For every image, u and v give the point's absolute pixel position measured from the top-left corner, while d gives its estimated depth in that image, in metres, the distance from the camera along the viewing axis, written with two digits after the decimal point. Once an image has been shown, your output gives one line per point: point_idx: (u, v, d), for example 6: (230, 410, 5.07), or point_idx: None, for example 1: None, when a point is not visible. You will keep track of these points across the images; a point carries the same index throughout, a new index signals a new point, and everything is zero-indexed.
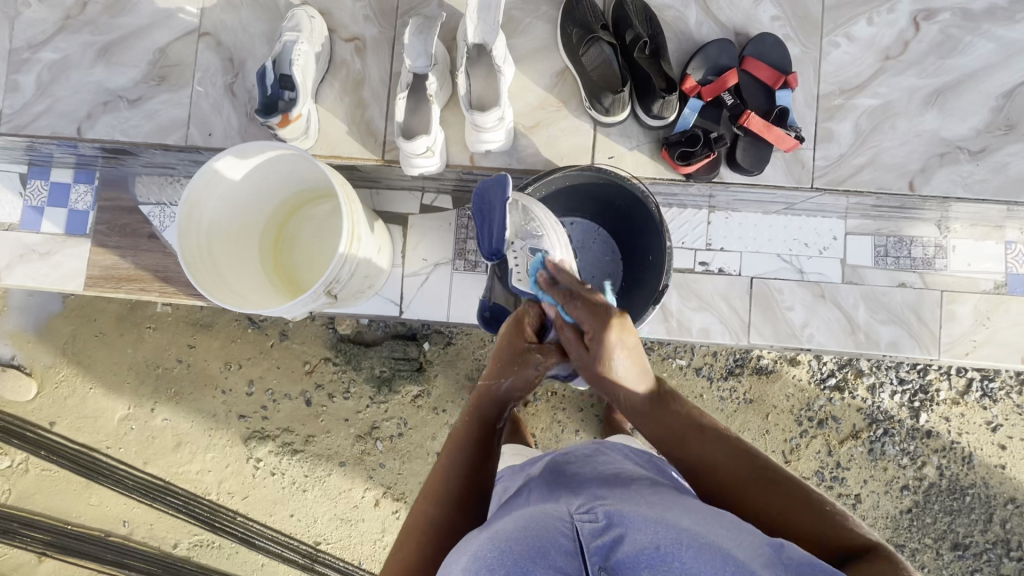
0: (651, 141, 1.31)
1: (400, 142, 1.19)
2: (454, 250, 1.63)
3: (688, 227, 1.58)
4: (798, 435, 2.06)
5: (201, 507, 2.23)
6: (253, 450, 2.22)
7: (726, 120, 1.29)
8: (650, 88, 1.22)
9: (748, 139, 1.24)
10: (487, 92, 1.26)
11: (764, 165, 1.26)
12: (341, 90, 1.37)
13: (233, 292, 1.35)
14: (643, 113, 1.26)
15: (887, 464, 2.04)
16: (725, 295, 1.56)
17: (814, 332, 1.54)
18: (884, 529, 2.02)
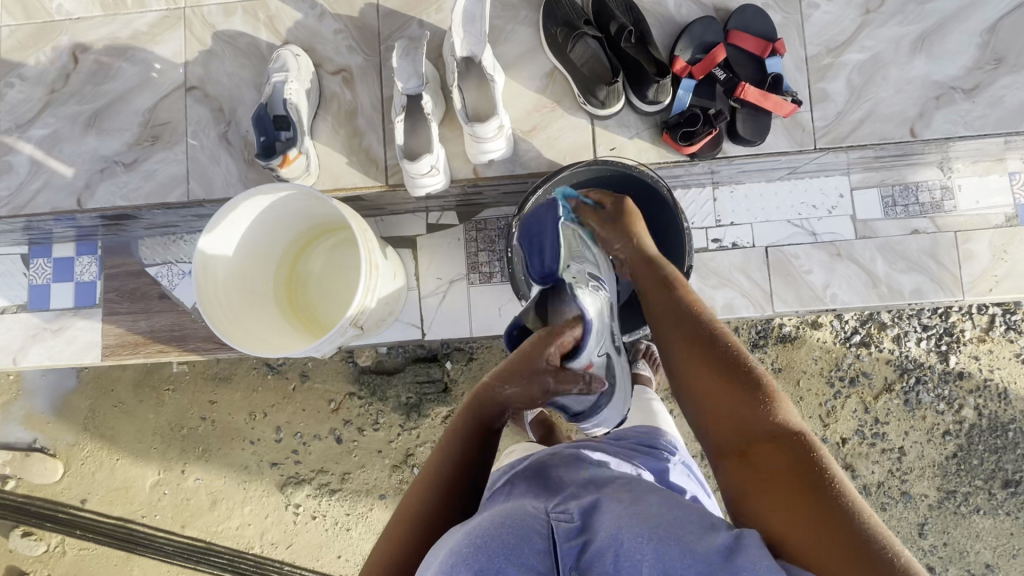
0: (650, 126, 1.31)
1: (406, 164, 1.19)
2: (467, 266, 1.63)
3: (695, 207, 1.58)
4: (832, 397, 2.06)
5: (246, 562, 2.19)
6: (291, 496, 2.20)
7: (720, 96, 1.30)
8: (643, 74, 1.23)
9: (745, 110, 1.25)
10: (482, 103, 1.27)
11: (765, 133, 1.26)
12: (335, 123, 1.37)
13: (259, 343, 1.33)
14: (639, 100, 1.26)
15: (925, 412, 2.04)
16: (743, 268, 1.57)
17: (837, 292, 1.54)
18: (933, 477, 2.01)
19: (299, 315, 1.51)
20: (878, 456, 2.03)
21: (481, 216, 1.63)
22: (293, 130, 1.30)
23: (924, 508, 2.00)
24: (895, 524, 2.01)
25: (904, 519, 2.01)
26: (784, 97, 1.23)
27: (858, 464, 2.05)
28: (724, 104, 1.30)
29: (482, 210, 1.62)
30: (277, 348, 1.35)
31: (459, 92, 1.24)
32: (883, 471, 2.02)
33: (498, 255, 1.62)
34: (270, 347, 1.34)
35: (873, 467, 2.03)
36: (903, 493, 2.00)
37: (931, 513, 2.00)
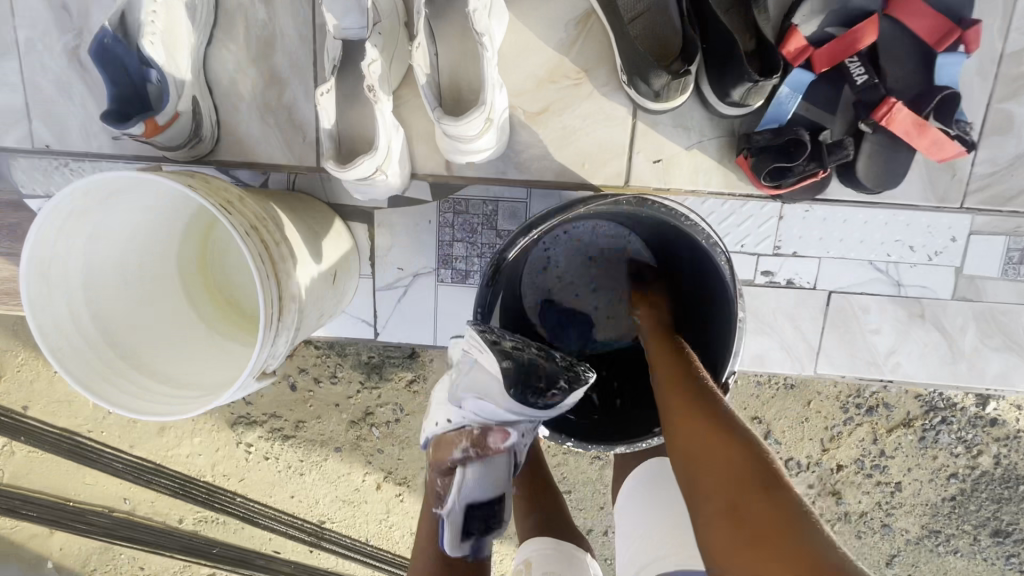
0: (719, 135, 1.06)
1: (330, 170, 0.75)
2: (437, 258, 1.24)
3: (753, 226, 1.15)
4: (841, 423, 1.83)
5: (194, 492, 1.87)
6: (242, 435, 1.86)
7: (849, 106, 1.04)
8: (731, 62, 0.91)
9: (883, 141, 1.01)
10: (463, 68, 0.80)
11: (891, 179, 1.03)
12: (238, 58, 0.97)
13: (162, 376, 0.95)
14: (719, 97, 0.96)
15: (938, 452, 1.82)
16: (791, 315, 1.20)
17: (901, 361, 1.20)
18: (920, 515, 1.87)
19: (234, 318, 1.15)
20: (870, 487, 1.87)
21: (461, 194, 1.18)
22: (161, 73, 0.88)
23: (899, 541, 1.90)
24: (865, 551, 1.92)
25: (876, 547, 1.92)
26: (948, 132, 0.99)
27: (846, 491, 1.90)
28: (850, 119, 1.04)
29: (463, 187, 1.17)
30: (182, 383, 0.96)
31: (432, 49, 0.77)
32: (871, 503, 1.88)
33: (478, 250, 1.22)
34: (179, 384, 0.96)
35: (861, 496, 1.88)
36: (884, 526, 1.89)
37: (905, 547, 1.90)
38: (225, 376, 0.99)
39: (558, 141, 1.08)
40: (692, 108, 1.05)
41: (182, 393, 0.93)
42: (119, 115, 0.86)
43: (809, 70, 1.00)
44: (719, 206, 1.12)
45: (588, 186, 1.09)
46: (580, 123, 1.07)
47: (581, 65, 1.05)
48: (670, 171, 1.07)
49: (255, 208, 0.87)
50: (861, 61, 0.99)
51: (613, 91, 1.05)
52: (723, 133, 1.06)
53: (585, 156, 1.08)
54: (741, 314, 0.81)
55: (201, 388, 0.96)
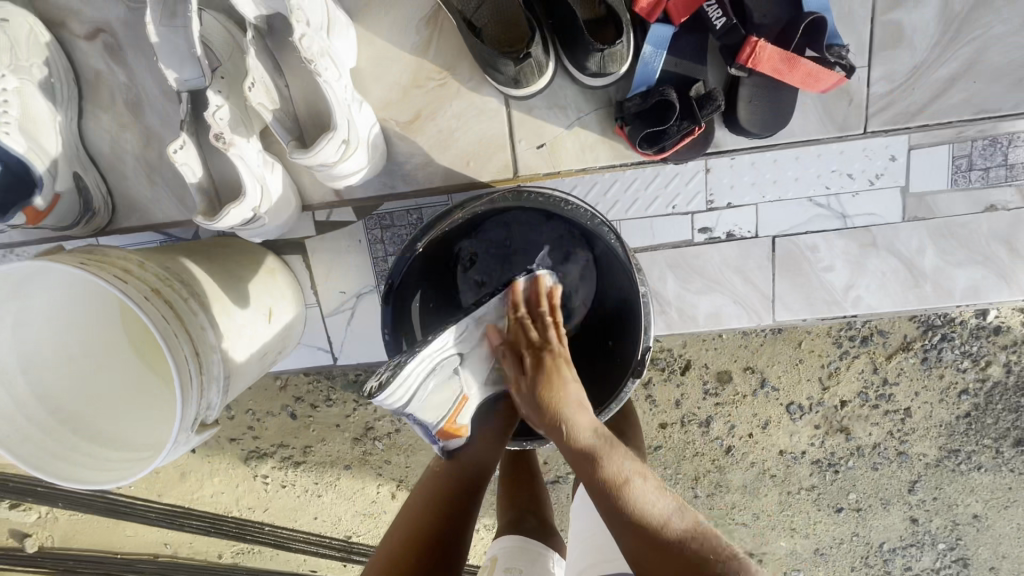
0: (596, 108, 1.04)
1: (200, 224, 0.75)
2: (376, 275, 1.24)
3: (680, 185, 1.11)
4: (837, 357, 1.55)
5: (225, 527, 1.90)
6: (257, 468, 1.85)
7: (716, 53, 1.01)
8: (579, 38, 0.90)
9: (753, 82, 0.97)
10: (317, 96, 0.79)
11: (777, 121, 0.99)
12: (115, 124, 1.00)
13: (114, 441, 0.98)
14: (577, 70, 0.95)
15: (943, 370, 1.53)
16: (740, 268, 1.16)
17: (862, 294, 1.15)
18: (935, 437, 1.59)
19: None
20: (879, 418, 1.60)
21: (383, 208, 1.16)
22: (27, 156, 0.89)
23: (918, 467, 1.63)
24: (883, 483, 1.65)
25: (894, 477, 1.65)
26: (826, 64, 0.93)
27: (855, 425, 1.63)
28: (723, 67, 1.01)
29: (383, 203, 1.14)
30: (135, 444, 0.98)
31: (280, 81, 0.76)
32: (881, 434, 1.61)
33: None
34: (132, 445, 0.98)
35: (871, 429, 1.61)
36: (899, 455, 1.62)
37: (927, 470, 1.63)
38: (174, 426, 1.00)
39: (437, 146, 1.07)
40: (563, 86, 1.03)
41: (134, 455, 0.95)
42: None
43: (668, 22, 0.95)
44: (631, 173, 1.09)
45: (475, 183, 1.08)
46: (456, 124, 1.06)
47: (443, 63, 1.04)
48: (557, 154, 1.06)
49: (157, 271, 0.88)
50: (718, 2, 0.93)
51: (480, 84, 1.04)
52: (600, 104, 1.04)
53: (468, 155, 1.07)
54: (643, 289, 0.82)
55: (151, 445, 0.97)
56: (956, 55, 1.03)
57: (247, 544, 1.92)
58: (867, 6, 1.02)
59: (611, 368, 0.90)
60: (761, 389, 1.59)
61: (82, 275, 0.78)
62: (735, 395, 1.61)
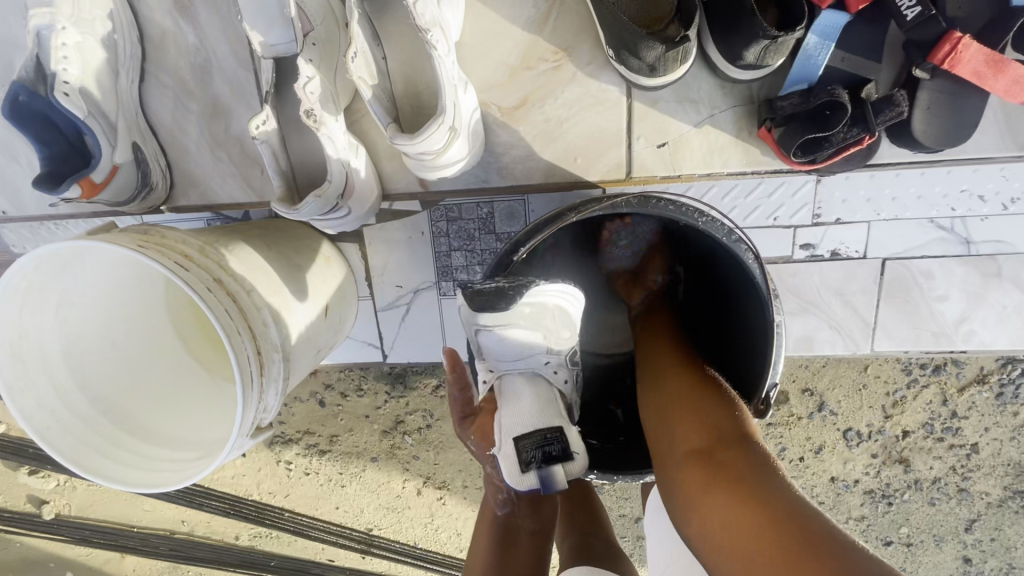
0: (735, 104, 0.94)
1: (278, 213, 0.66)
2: (436, 271, 1.14)
3: (789, 196, 1.00)
4: (905, 385, 1.44)
5: (244, 510, 1.82)
6: (281, 453, 1.77)
7: (895, 49, 0.89)
8: (738, 23, 0.79)
9: (935, 87, 0.85)
10: (419, 72, 0.69)
11: (959, 133, 0.87)
12: (177, 92, 0.91)
13: (158, 437, 0.89)
14: (728, 62, 0.84)
15: (1019, 408, 1.42)
16: (841, 291, 1.05)
17: (975, 329, 1.04)
18: (1002, 477, 1.48)
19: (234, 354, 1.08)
20: (943, 452, 1.48)
21: (451, 200, 1.06)
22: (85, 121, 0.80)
23: (978, 505, 1.51)
24: (938, 519, 1.53)
25: (951, 514, 1.52)
26: None
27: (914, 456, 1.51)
28: (900, 66, 0.89)
29: (451, 196, 1.05)
30: (182, 442, 0.90)
31: (376, 52, 0.65)
32: (943, 468, 1.49)
33: (478, 257, 1.10)
34: (178, 443, 0.90)
35: (933, 462, 1.49)
36: (961, 492, 1.49)
37: (986, 511, 1.51)
38: (222, 425, 0.92)
39: (543, 138, 0.97)
40: (698, 77, 0.93)
41: (180, 455, 0.87)
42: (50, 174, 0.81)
43: (841, 8, 0.84)
44: (741, 177, 0.98)
45: (573, 179, 0.98)
46: (566, 112, 0.96)
47: (559, 44, 0.94)
48: (679, 156, 0.96)
49: (217, 258, 0.79)
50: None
51: (600, 69, 0.94)
52: (739, 101, 0.93)
53: (576, 151, 0.97)
54: (777, 318, 0.69)
55: (199, 446, 0.89)
56: None
57: (265, 528, 1.83)
58: None
59: None
60: (818, 414, 1.49)
61: (141, 261, 0.68)
62: (788, 416, 1.51)
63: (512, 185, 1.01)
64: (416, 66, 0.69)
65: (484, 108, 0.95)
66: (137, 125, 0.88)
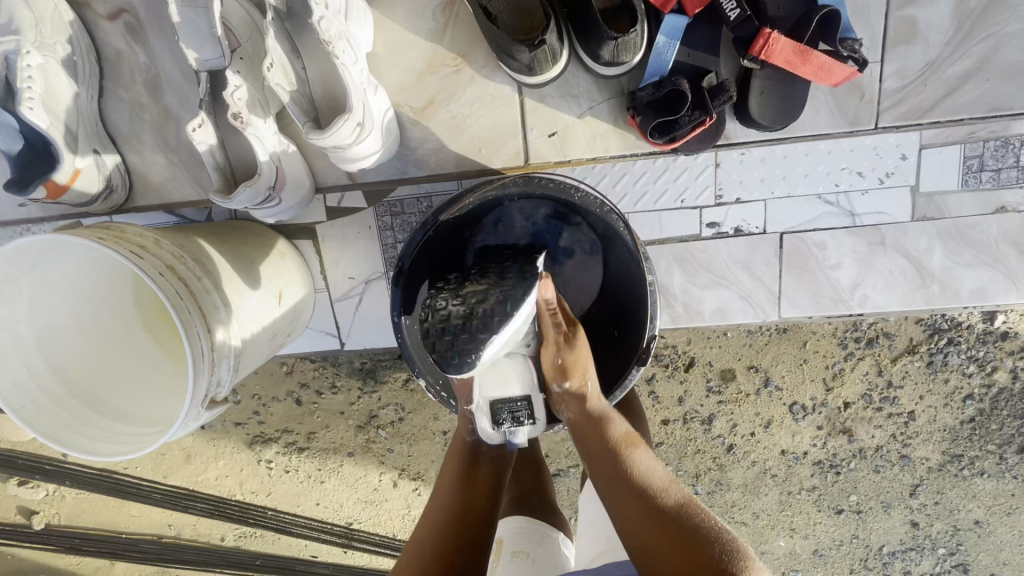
0: (608, 97, 1.06)
1: (214, 201, 0.77)
2: (384, 261, 1.25)
3: (688, 180, 1.12)
4: (843, 359, 1.52)
5: (229, 511, 1.89)
6: (260, 452, 1.84)
7: (728, 46, 1.02)
8: (594, 28, 0.91)
9: (765, 76, 0.99)
10: (331, 78, 0.81)
11: (789, 115, 1.00)
12: (131, 104, 1.02)
13: (125, 415, 0.99)
14: (591, 59, 0.96)
15: (950, 374, 1.50)
16: (747, 264, 1.17)
17: (868, 293, 1.15)
18: (940, 442, 1.55)
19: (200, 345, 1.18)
20: (883, 421, 1.56)
21: (393, 196, 1.18)
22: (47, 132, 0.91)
23: (920, 471, 1.59)
24: (884, 486, 1.61)
25: (896, 480, 1.61)
26: (840, 58, 0.94)
27: (858, 427, 1.60)
28: (734, 60, 1.02)
29: (394, 189, 1.15)
30: (147, 419, 1.00)
31: (297, 64, 0.77)
32: (884, 436, 1.57)
33: None
34: (144, 420, 1.00)
35: (875, 431, 1.57)
36: (902, 458, 1.58)
37: (929, 475, 1.59)
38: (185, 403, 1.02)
39: (451, 132, 1.09)
40: (576, 74, 1.05)
41: (149, 428, 0.97)
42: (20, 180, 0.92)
43: (682, 14, 0.95)
44: (640, 164, 1.10)
45: (488, 170, 1.10)
46: (468, 110, 1.08)
47: (456, 51, 1.06)
48: (567, 143, 1.08)
49: (171, 249, 0.90)
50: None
51: (493, 71, 1.06)
52: (612, 94, 1.05)
53: (480, 142, 1.09)
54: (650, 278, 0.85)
55: (163, 421, 0.99)
56: (968, 54, 1.03)
57: (249, 527, 1.91)
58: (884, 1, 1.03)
59: (616, 356, 0.91)
60: (765, 389, 1.55)
61: (99, 250, 0.79)
62: (737, 394, 1.58)
63: (438, 178, 1.12)
64: (328, 74, 0.81)
65: (396, 108, 1.07)
66: (95, 133, 0.99)
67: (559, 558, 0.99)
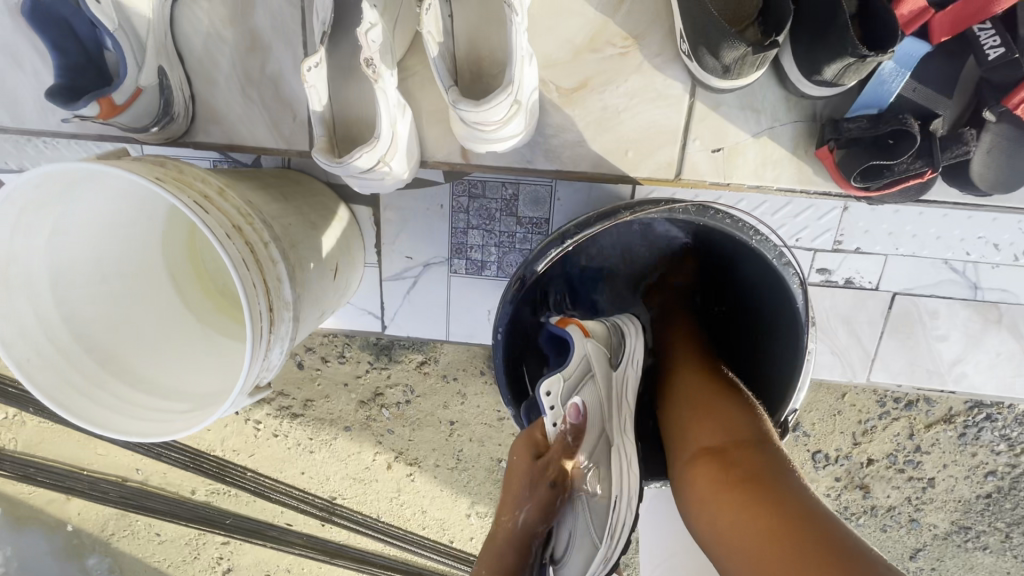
0: (799, 118, 0.93)
1: (321, 165, 0.63)
2: (450, 247, 1.10)
3: (814, 220, 1.00)
4: (875, 416, 1.43)
5: (204, 465, 1.62)
6: (250, 412, 1.60)
7: (969, 85, 0.89)
8: (824, 36, 0.78)
9: (1004, 129, 0.86)
10: (484, 37, 0.68)
11: (1015, 180, 0.88)
12: (211, 20, 0.88)
13: (145, 382, 0.84)
14: (805, 74, 0.83)
15: (979, 449, 1.41)
16: (848, 318, 1.07)
17: (966, 371, 1.07)
18: (951, 512, 1.47)
19: (227, 309, 1.03)
20: (901, 482, 1.47)
21: (475, 175, 1.03)
22: (114, 39, 0.79)
23: (925, 536, 1.51)
24: (887, 544, 1.53)
25: (899, 542, 1.53)
26: None
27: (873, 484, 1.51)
28: (970, 104, 0.89)
29: (482, 170, 1.01)
30: (168, 390, 0.85)
31: (444, 12, 0.63)
32: (899, 498, 1.48)
33: (496, 239, 1.07)
34: (165, 391, 0.84)
35: (890, 491, 1.48)
36: (911, 522, 1.49)
37: (932, 542, 1.51)
38: (215, 378, 0.88)
39: (596, 124, 0.95)
40: (766, 87, 0.92)
41: (172, 403, 0.83)
42: (69, 92, 0.79)
43: (924, 39, 0.84)
44: (771, 194, 0.97)
45: (606, 170, 0.96)
46: (623, 102, 0.94)
47: (629, 30, 0.92)
48: (731, 163, 0.94)
49: (238, 203, 0.75)
50: (996, 29, 0.83)
51: (668, 62, 0.92)
52: (802, 116, 0.93)
53: (628, 143, 0.95)
54: (811, 347, 0.71)
55: (189, 395, 0.85)
56: None
57: (224, 486, 1.64)
58: None
59: None
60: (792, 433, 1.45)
61: (161, 195, 0.64)
62: None
63: (543, 167, 0.98)
64: (490, 32, 0.68)
65: (544, 86, 0.93)
66: (167, 49, 0.85)
67: None
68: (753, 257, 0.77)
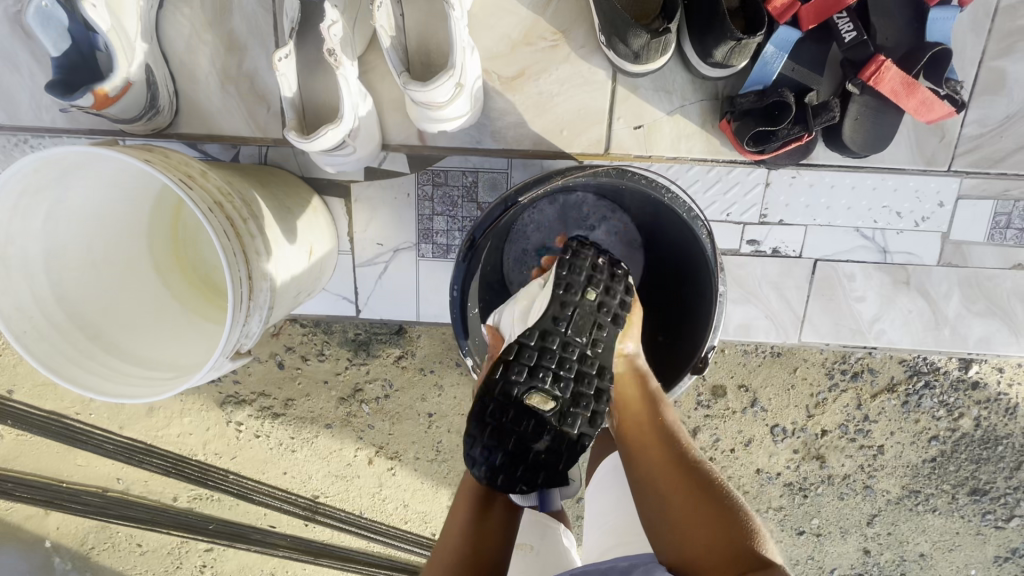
0: (701, 98, 1.07)
1: (292, 140, 0.73)
2: (417, 232, 1.18)
3: (740, 195, 1.13)
4: (827, 389, 1.41)
5: (186, 471, 1.59)
6: (231, 414, 1.56)
7: (835, 65, 1.05)
8: (712, 26, 0.93)
9: (864, 99, 1.02)
10: (430, 28, 0.82)
11: (879, 142, 1.04)
12: (193, 27, 1.01)
13: (134, 355, 0.91)
14: (700, 59, 0.99)
15: (921, 415, 1.41)
16: (778, 284, 1.18)
17: (885, 328, 1.20)
18: (900, 478, 1.46)
19: (210, 297, 1.10)
20: (853, 451, 1.45)
21: (440, 164, 1.13)
22: (105, 39, 0.89)
23: (879, 502, 1.48)
24: (845, 512, 1.49)
25: (856, 509, 1.49)
26: (940, 95, 0.99)
27: (828, 454, 1.48)
28: (838, 79, 1.06)
29: (444, 158, 1.11)
30: (156, 363, 0.92)
31: (395, 11, 0.77)
32: (853, 467, 1.46)
33: (459, 223, 1.17)
34: (154, 363, 0.92)
35: (844, 460, 1.46)
36: (865, 489, 1.46)
37: (887, 507, 1.48)
38: (199, 352, 0.96)
39: (536, 108, 1.07)
40: (674, 71, 1.06)
41: (160, 372, 0.90)
42: (66, 86, 0.89)
43: (796, 27, 0.99)
44: (698, 171, 1.11)
45: (552, 152, 1.09)
46: (557, 89, 1.07)
47: (557, 26, 1.05)
48: (652, 139, 1.08)
49: (218, 183, 0.84)
50: (849, 17, 0.98)
51: (591, 53, 1.06)
52: (706, 96, 1.07)
53: (563, 124, 1.08)
54: (721, 289, 0.83)
55: (175, 366, 0.92)
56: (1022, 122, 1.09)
57: (207, 491, 1.61)
58: (974, 55, 1.07)
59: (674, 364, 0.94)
60: (750, 409, 1.44)
61: (149, 171, 0.73)
62: (724, 410, 1.45)
63: (497, 150, 1.10)
64: (433, 23, 0.82)
65: (487, 75, 1.05)
66: (150, 49, 0.97)
67: (561, 552, 0.94)
68: (670, 220, 0.90)
